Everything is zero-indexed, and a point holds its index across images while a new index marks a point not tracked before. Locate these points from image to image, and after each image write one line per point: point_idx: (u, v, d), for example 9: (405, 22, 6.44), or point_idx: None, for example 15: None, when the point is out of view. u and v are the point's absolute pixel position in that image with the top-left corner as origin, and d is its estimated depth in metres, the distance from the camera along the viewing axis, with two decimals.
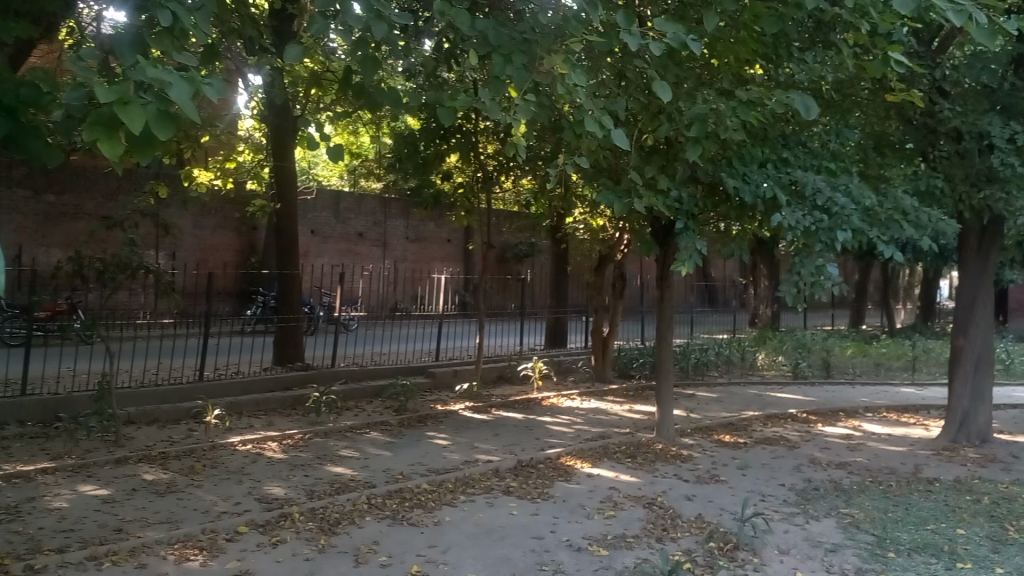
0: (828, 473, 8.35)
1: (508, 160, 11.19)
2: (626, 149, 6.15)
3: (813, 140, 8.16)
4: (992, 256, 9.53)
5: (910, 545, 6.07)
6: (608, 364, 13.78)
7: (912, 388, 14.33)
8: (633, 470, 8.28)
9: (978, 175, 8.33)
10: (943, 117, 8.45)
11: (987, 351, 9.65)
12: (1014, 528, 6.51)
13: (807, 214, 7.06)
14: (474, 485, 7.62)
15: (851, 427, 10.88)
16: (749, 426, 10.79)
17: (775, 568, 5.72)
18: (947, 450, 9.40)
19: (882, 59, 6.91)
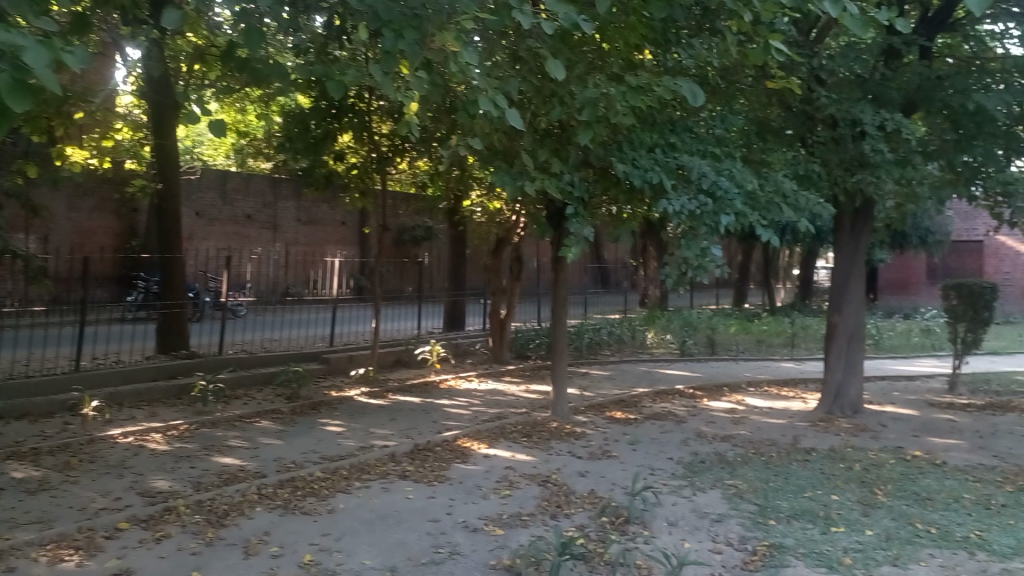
0: (713, 446, 8.69)
1: (402, 141, 11.00)
2: (522, 128, 6.26)
3: (699, 126, 8.36)
4: (864, 237, 10.06)
5: (789, 512, 6.39)
6: (505, 345, 13.90)
7: (791, 363, 15.07)
8: (529, 449, 8.37)
9: (851, 160, 8.78)
10: (819, 104, 8.92)
11: (859, 327, 10.21)
12: (882, 492, 6.94)
13: (693, 198, 7.28)
14: (369, 471, 7.53)
15: (735, 401, 11.35)
16: (639, 402, 11.10)
17: (664, 540, 5.91)
18: (822, 420, 9.94)
19: (763, 47, 7.14)
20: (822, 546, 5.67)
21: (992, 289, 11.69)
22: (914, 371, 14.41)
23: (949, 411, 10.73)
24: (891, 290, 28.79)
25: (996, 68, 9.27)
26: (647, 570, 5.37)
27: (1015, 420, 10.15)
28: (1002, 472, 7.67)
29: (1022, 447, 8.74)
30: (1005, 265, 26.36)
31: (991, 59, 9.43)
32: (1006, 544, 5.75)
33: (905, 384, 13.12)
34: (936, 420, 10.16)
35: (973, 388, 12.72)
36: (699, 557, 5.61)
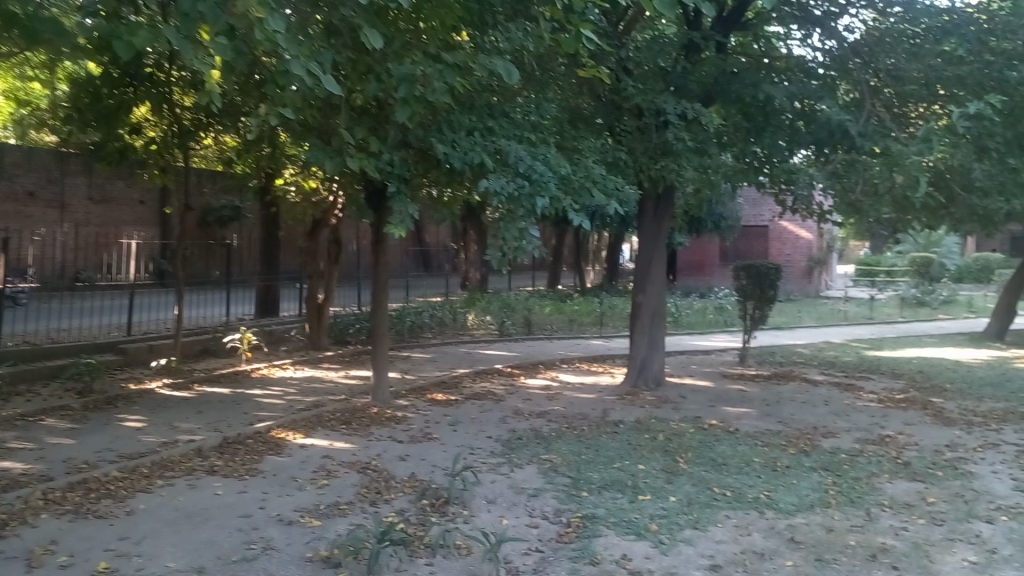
0: (529, 423, 8.90)
1: (207, 115, 10.32)
2: (338, 96, 6.08)
3: (515, 111, 8.49)
4: (665, 221, 10.65)
5: (600, 483, 6.67)
6: (323, 331, 13.55)
7: (601, 341, 15.77)
8: (347, 437, 8.18)
9: (655, 149, 9.25)
10: (627, 94, 9.30)
11: (661, 305, 10.82)
12: (683, 460, 7.41)
13: (510, 180, 7.37)
14: (173, 467, 7.06)
15: (550, 378, 11.72)
16: (459, 383, 11.19)
17: (483, 518, 5.98)
18: (629, 394, 10.48)
19: (575, 35, 7.33)
20: (631, 515, 5.96)
21: (776, 269, 12.78)
22: (709, 346, 15.53)
23: (740, 382, 11.65)
24: (688, 272, 30.81)
25: (782, 67, 10.00)
26: (467, 549, 5.41)
27: (795, 388, 11.20)
28: (786, 436, 8.41)
29: (802, 412, 9.65)
30: (787, 247, 29.07)
31: (776, 59, 10.11)
32: (790, 502, 6.32)
33: (702, 358, 14.11)
34: (728, 390, 11.02)
35: (760, 360, 13.90)
36: (516, 533, 5.72)
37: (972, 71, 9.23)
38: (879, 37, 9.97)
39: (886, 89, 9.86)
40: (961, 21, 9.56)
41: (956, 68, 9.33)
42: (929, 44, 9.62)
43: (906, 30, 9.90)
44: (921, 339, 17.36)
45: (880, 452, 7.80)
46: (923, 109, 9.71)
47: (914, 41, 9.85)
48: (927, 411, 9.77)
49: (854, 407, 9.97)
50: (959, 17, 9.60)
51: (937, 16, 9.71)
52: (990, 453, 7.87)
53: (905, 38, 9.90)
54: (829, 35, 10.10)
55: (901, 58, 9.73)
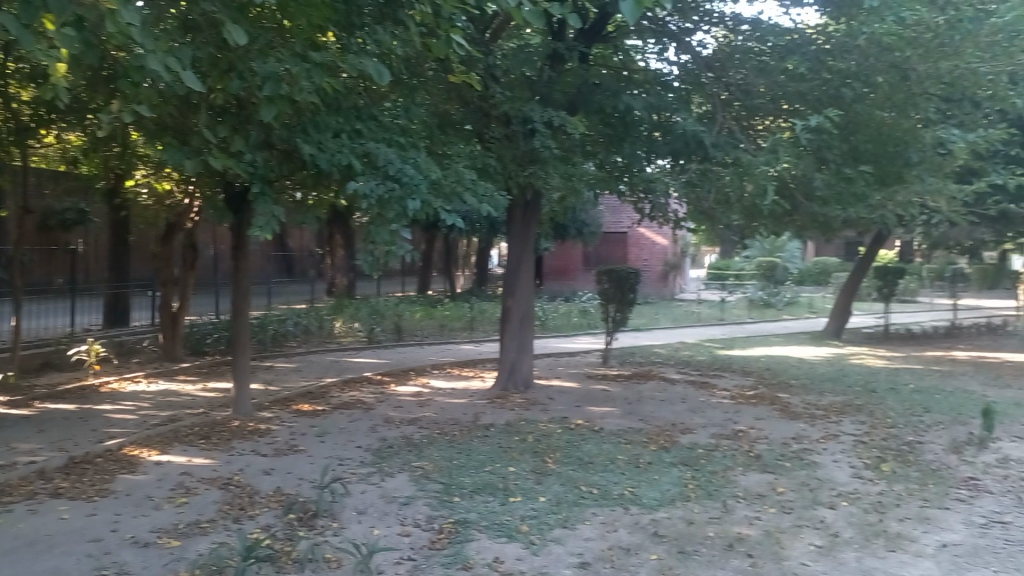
0: (400, 431, 8.82)
1: (48, 111, 9.56)
2: (199, 92, 5.82)
3: (383, 114, 8.41)
4: (533, 227, 10.82)
5: (472, 488, 6.70)
6: (178, 342, 12.85)
7: (470, 346, 15.85)
8: (207, 452, 7.82)
9: (523, 156, 9.43)
10: (495, 101, 9.39)
11: (530, 309, 10.99)
12: (552, 461, 7.55)
13: (380, 183, 7.33)
14: (11, 493, 6.51)
15: (420, 385, 11.66)
16: (326, 392, 10.94)
17: (353, 530, 5.87)
18: (499, 397, 10.60)
19: (445, 40, 7.33)
20: (502, 517, 6.02)
21: (636, 274, 13.29)
22: (575, 348, 15.91)
23: (604, 382, 12.03)
24: (553, 277, 31.46)
25: (640, 80, 10.39)
26: (337, 562, 5.30)
27: (656, 387, 11.69)
28: (648, 433, 8.75)
29: (662, 410, 10.08)
30: (644, 253, 30.37)
31: (636, 71, 10.50)
32: (653, 497, 6.58)
33: (567, 360, 14.45)
34: (593, 390, 11.35)
35: (622, 360, 14.40)
36: (387, 543, 5.65)
37: (812, 88, 9.91)
38: (730, 53, 10.54)
39: (735, 103, 10.43)
40: (802, 41, 10.14)
41: (798, 85, 10.00)
42: (774, 60, 10.20)
43: (754, 48, 10.48)
44: (767, 338, 18.55)
45: (734, 446, 8.24)
46: (769, 123, 10.34)
47: (761, 58, 10.38)
48: (775, 405, 10.43)
49: (709, 404, 10.49)
50: (799, 36, 10.23)
51: (781, 36, 10.35)
52: (830, 443, 8.49)
53: (751, 55, 10.44)
54: (683, 49, 10.66)
55: (749, 74, 10.30)
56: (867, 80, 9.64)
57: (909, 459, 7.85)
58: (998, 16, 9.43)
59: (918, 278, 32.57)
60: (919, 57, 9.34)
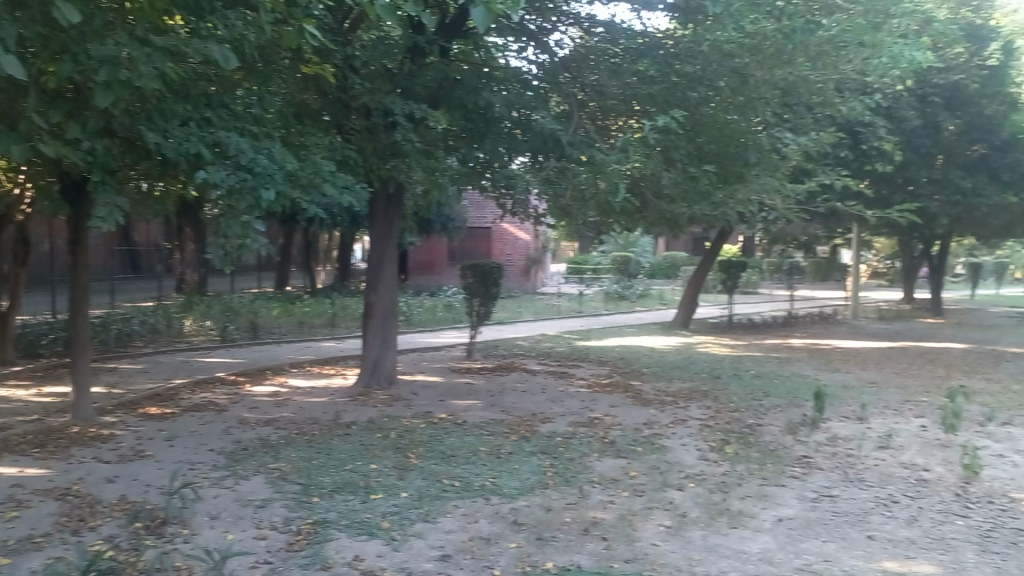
0: (256, 432, 8.54)
1: None
2: (22, 77, 5.45)
3: (236, 103, 8.14)
4: (396, 221, 10.71)
5: (332, 487, 6.59)
6: (9, 344, 11.88)
7: (332, 343, 15.54)
8: (42, 462, 7.29)
9: (384, 149, 9.37)
10: (353, 92, 9.27)
11: (393, 305, 10.89)
12: (414, 456, 7.54)
13: (231, 173, 7.10)
14: None
15: (278, 384, 11.33)
16: (176, 395, 10.43)
17: (204, 536, 5.65)
18: (361, 394, 10.48)
19: (298, 30, 7.14)
20: (362, 515, 5.97)
21: (499, 268, 13.45)
22: (438, 342, 15.94)
23: (467, 375, 12.11)
24: (418, 272, 30.93)
25: (500, 76, 10.47)
26: (188, 570, 5.09)
27: (516, 378, 11.91)
28: (508, 424, 8.89)
29: (522, 400, 10.27)
30: (507, 248, 30.84)
31: (495, 68, 10.57)
32: (513, 486, 6.71)
33: (430, 355, 14.43)
34: (456, 384, 11.41)
35: (485, 353, 14.55)
36: (242, 547, 5.48)
37: (660, 90, 10.27)
38: (585, 54, 10.88)
39: (590, 103, 10.83)
40: (652, 44, 10.50)
41: (648, 87, 10.37)
42: (627, 63, 10.58)
43: (608, 50, 10.86)
44: (623, 329, 19.25)
45: (590, 434, 8.52)
46: (621, 123, 10.73)
47: (614, 59, 10.77)
48: (628, 393, 10.88)
49: (568, 393, 10.80)
50: (649, 39, 10.58)
51: (634, 38, 10.69)
52: (679, 427, 8.93)
53: (604, 57, 10.83)
54: (542, 49, 10.92)
55: (603, 75, 10.66)
56: (709, 84, 10.12)
57: (749, 440, 8.38)
58: (826, 28, 10.03)
59: (759, 270, 34.71)
60: (757, 63, 9.91)
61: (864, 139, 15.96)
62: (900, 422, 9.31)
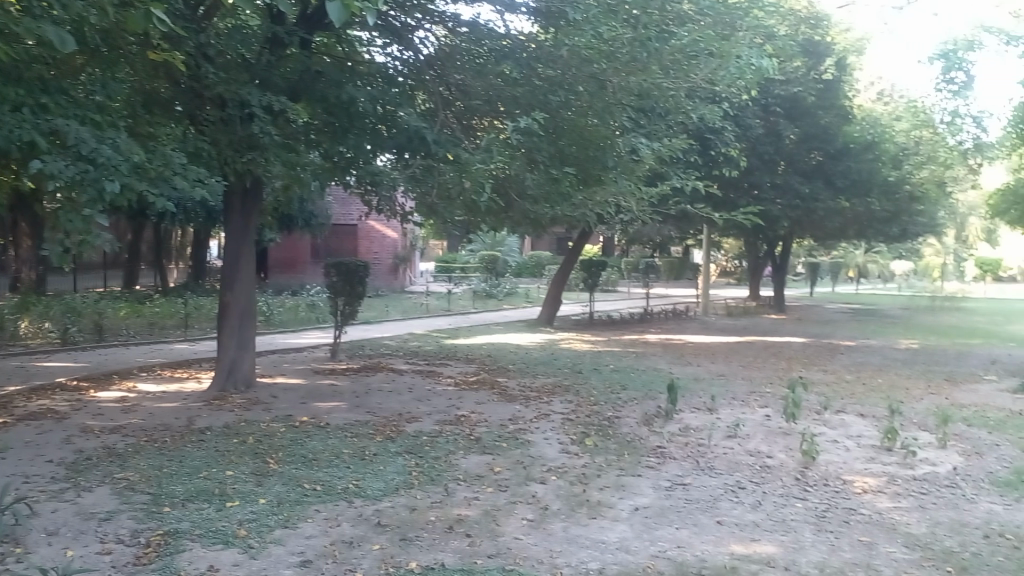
0: (100, 440, 8.02)
1: None
2: None
3: (76, 90, 7.62)
4: (253, 217, 10.32)
5: (184, 496, 6.29)
6: None
7: (185, 345, 14.80)
8: None
9: (240, 142, 8.98)
10: (207, 82, 8.81)
11: (251, 305, 10.52)
12: (274, 461, 7.31)
13: (70, 164, 6.62)
14: None
15: (126, 389, 10.69)
16: (9, 403, 9.64)
17: (41, 554, 5.26)
18: (217, 399, 10.06)
19: (144, 14, 6.68)
20: (217, 524, 5.74)
21: (364, 266, 13.27)
22: (300, 342, 15.52)
23: (331, 377, 11.84)
24: (280, 269, 30.12)
25: (364, 72, 10.22)
26: None
27: (382, 378, 11.76)
28: (373, 425, 8.78)
29: (388, 401, 10.15)
30: (374, 246, 30.34)
31: (359, 62, 10.43)
32: (377, 488, 6.63)
33: (292, 356, 14.02)
34: (319, 386, 11.15)
35: (350, 353, 14.30)
36: (83, 564, 5.14)
37: (525, 93, 10.36)
38: (450, 53, 10.89)
39: (456, 102, 10.79)
40: (515, 46, 10.58)
41: (512, 89, 10.44)
42: (491, 64, 10.56)
43: (472, 49, 10.86)
44: (489, 327, 19.43)
45: (456, 431, 8.54)
46: (486, 123, 10.69)
47: (479, 60, 10.79)
48: (493, 390, 10.98)
49: (434, 392, 10.78)
50: (513, 41, 10.61)
51: (497, 40, 10.72)
52: (542, 422, 9.11)
53: (470, 56, 10.85)
54: (406, 47, 10.87)
55: (467, 75, 10.67)
56: (569, 88, 10.38)
57: (608, 433, 8.65)
58: (679, 38, 10.60)
59: (619, 269, 35.89)
60: (614, 70, 10.34)
61: (714, 145, 16.78)
62: (746, 412, 9.88)
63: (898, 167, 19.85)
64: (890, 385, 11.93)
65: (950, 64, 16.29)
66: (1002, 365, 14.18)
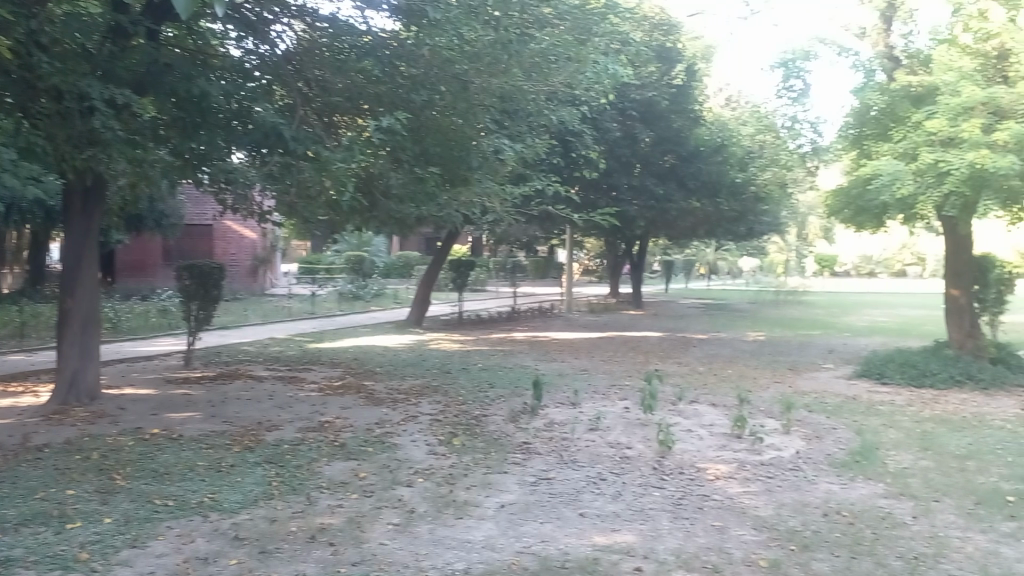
0: None
1: None
2: None
3: None
4: (96, 217, 9.64)
5: (17, 519, 5.81)
6: None
7: (21, 356, 13.68)
8: None
9: (80, 137, 8.34)
10: (40, 72, 8.04)
11: (94, 311, 9.84)
12: (121, 477, 6.88)
13: None
14: None
15: None
16: None
17: None
18: (56, 413, 9.35)
19: None
20: (55, 548, 5.33)
21: (220, 269, 12.72)
22: (152, 350, 14.69)
23: (184, 386, 11.25)
24: (128, 272, 28.11)
25: (217, 65, 9.74)
26: None
27: (240, 386, 11.30)
28: (231, 435, 8.43)
29: (246, 409, 9.75)
30: (232, 247, 29.38)
31: (212, 55, 9.85)
32: (234, 500, 6.36)
33: (141, 365, 13.24)
34: (171, 396, 10.58)
35: (205, 361, 13.66)
36: None
37: (387, 91, 10.19)
38: (309, 47, 10.61)
39: (315, 98, 10.57)
40: (376, 43, 10.32)
41: (374, 86, 10.26)
42: (352, 60, 10.36)
43: (332, 44, 10.58)
44: (355, 329, 19.10)
45: (320, 438, 8.32)
46: (348, 120, 10.50)
47: (339, 56, 10.55)
48: (359, 394, 10.78)
49: (296, 398, 10.46)
50: (375, 38, 10.36)
51: (357, 37, 10.45)
52: (408, 425, 9.02)
53: (329, 51, 10.58)
54: (261, 40, 10.50)
55: (327, 71, 10.45)
56: (432, 87, 10.18)
57: (475, 432, 8.68)
58: (538, 42, 10.83)
59: (486, 269, 36.13)
60: (475, 71, 10.31)
61: (575, 148, 17.13)
62: (607, 405, 10.18)
63: (745, 169, 21.04)
64: (739, 375, 12.62)
65: (789, 72, 17.42)
66: (838, 354, 15.31)
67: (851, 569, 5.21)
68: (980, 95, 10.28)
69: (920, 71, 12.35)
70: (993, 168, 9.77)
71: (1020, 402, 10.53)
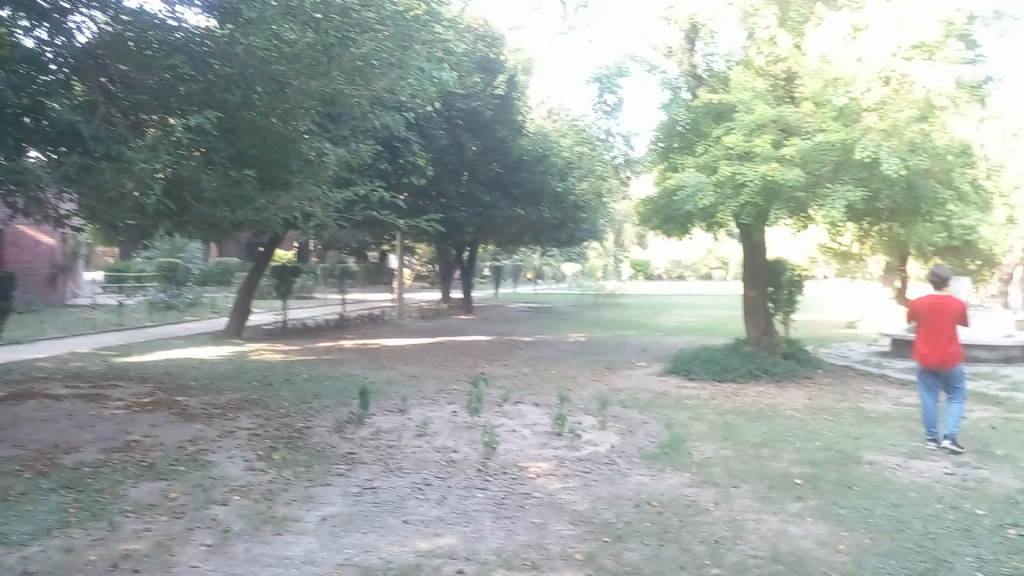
0: None
1: None
2: None
3: None
4: None
5: None
6: None
7: None
8: None
9: None
10: None
11: None
12: None
13: None
14: None
15: None
16: None
17: None
18: None
19: None
20: None
21: (9, 279, 11.59)
22: None
23: None
24: None
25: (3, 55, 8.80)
26: None
27: (34, 406, 10.33)
28: (20, 460, 7.70)
29: (41, 431, 8.94)
30: (25, 254, 26.91)
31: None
32: (23, 532, 5.81)
33: None
34: None
35: None
36: None
37: (199, 89, 9.74)
38: (113, 41, 9.85)
39: (120, 96, 9.95)
40: (186, 41, 9.67)
41: (185, 85, 9.79)
42: (160, 57, 9.69)
43: (137, 40, 9.85)
44: (169, 341, 17.99)
45: (125, 459, 7.79)
46: (157, 120, 9.96)
47: (146, 52, 9.86)
48: (172, 410, 10.18)
49: (100, 417, 9.71)
50: (186, 36, 9.70)
51: (168, 33, 9.72)
52: (225, 440, 8.62)
53: (135, 46, 9.86)
54: (57, 31, 9.52)
55: (132, 68, 9.85)
56: (247, 87, 9.79)
57: (297, 444, 8.44)
58: (358, 45, 10.62)
59: (313, 275, 35.17)
60: (294, 72, 9.97)
61: (402, 154, 17.08)
62: (434, 410, 10.22)
63: (565, 179, 21.83)
64: (561, 375, 13.05)
65: (604, 86, 18.24)
66: (651, 353, 16.20)
67: (659, 556, 5.54)
68: (770, 113, 11.27)
69: (719, 89, 13.34)
70: (782, 180, 10.77)
71: (808, 393, 11.61)
